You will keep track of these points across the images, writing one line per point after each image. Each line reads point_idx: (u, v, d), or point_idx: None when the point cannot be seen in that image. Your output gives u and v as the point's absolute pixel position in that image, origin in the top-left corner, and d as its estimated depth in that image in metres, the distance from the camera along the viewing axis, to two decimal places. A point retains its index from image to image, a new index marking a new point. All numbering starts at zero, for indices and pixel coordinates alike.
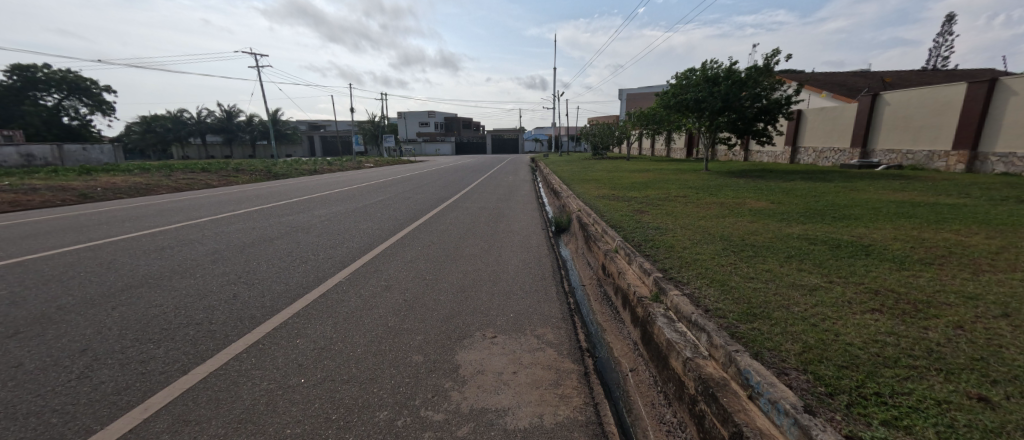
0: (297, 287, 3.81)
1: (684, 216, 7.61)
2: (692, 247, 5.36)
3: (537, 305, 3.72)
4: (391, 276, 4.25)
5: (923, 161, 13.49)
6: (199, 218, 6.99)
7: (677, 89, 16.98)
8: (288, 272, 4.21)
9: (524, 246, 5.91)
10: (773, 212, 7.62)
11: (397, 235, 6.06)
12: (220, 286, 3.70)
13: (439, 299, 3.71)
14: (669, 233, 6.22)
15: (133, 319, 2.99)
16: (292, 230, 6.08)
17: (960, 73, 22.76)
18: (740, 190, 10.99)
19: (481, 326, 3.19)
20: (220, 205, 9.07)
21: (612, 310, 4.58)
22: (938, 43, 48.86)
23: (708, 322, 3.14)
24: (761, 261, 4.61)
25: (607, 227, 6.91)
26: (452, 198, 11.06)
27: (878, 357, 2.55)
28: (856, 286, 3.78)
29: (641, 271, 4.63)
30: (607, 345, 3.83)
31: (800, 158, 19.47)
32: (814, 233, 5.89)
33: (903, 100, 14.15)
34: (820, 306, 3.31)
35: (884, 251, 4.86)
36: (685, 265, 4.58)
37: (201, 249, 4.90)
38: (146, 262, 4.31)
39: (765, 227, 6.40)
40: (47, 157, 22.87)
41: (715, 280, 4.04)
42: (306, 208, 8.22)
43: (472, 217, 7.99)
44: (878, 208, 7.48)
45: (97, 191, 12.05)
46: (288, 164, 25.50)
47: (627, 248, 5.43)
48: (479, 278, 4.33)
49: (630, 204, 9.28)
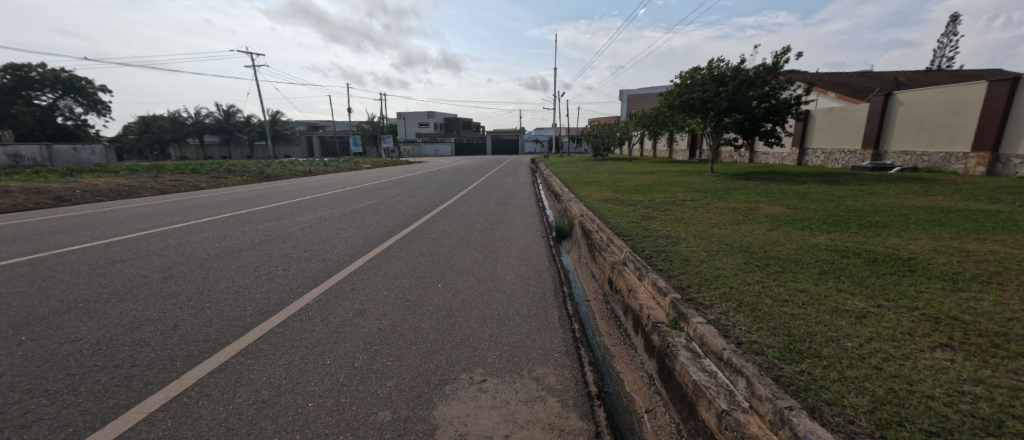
0: (255, 312, 3.24)
1: (695, 223, 7.06)
2: (710, 260, 4.79)
3: (535, 335, 3.16)
4: (368, 297, 3.67)
5: (939, 164, 12.94)
6: (170, 224, 6.42)
7: (682, 88, 16.43)
8: (247, 293, 3.64)
9: (523, 259, 5.34)
10: (792, 219, 7.07)
11: (382, 245, 5.50)
12: (161, 313, 3.14)
13: (420, 327, 3.14)
14: (682, 243, 5.66)
15: (36, 361, 2.42)
16: (267, 240, 5.53)
17: (971, 73, 22.20)
18: (751, 194, 10.44)
19: (469, 367, 2.62)
20: (198, 210, 8.51)
21: (622, 333, 4.03)
22: (943, 44, 48.22)
23: (744, 362, 2.57)
24: (792, 278, 4.05)
25: (612, 235, 6.36)
26: (448, 201, 10.50)
27: (975, 418, 2.00)
28: (910, 312, 3.21)
29: (655, 290, 4.07)
30: (617, 377, 3.28)
31: (807, 160, 18.91)
32: (842, 243, 5.33)
33: (916, 100, 13.62)
34: (878, 341, 2.75)
35: (929, 266, 4.30)
36: (705, 283, 4.02)
37: (158, 263, 4.35)
38: (85, 281, 3.75)
39: (787, 237, 5.84)
40: (36, 157, 22.33)
41: (743, 302, 3.49)
42: (289, 213, 7.66)
43: (467, 224, 7.44)
44: (906, 215, 6.92)
45: (75, 194, 11.47)
46: (282, 166, 24.90)
47: (637, 261, 4.87)
48: (471, 299, 3.76)
49: (636, 209, 8.70)
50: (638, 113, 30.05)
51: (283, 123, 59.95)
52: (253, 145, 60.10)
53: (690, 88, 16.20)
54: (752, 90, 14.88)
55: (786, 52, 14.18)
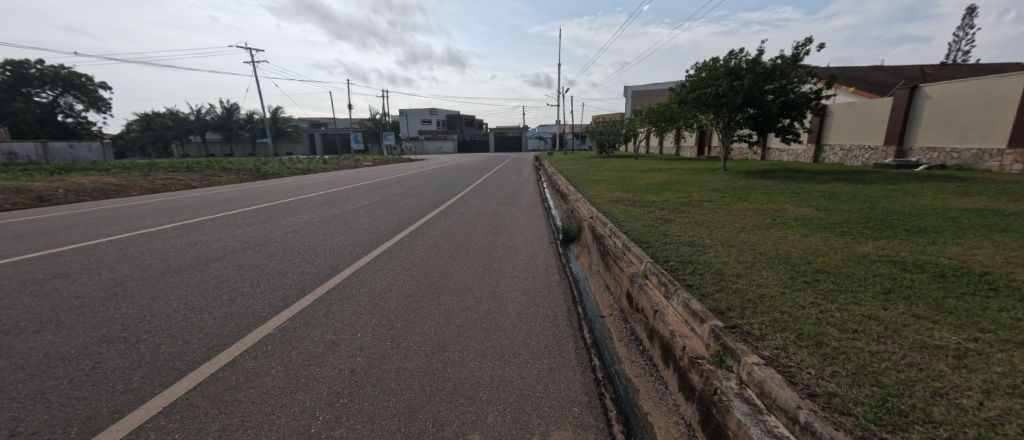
0: (199, 348, 2.61)
1: (720, 228, 6.39)
2: (747, 274, 4.10)
3: (546, 378, 2.52)
4: (346, 324, 3.04)
5: (971, 161, 12.19)
6: (138, 229, 5.80)
7: (697, 80, 15.59)
8: (196, 319, 2.99)
9: (529, 270, 4.69)
10: (826, 222, 6.39)
11: (370, 255, 4.86)
12: (82, 350, 2.52)
13: (403, 369, 2.50)
14: (710, 252, 5.00)
15: None
16: (242, 248, 4.92)
17: (990, 67, 21.27)
18: (772, 193, 9.77)
19: (462, 432, 2.00)
20: (179, 211, 7.90)
21: (647, 361, 3.39)
22: (959, 38, 46.83)
23: (832, 431, 1.92)
24: (854, 300, 3.37)
25: (627, 241, 5.67)
26: (447, 202, 9.86)
27: None
28: (1020, 350, 2.56)
29: (688, 313, 3.40)
30: (649, 423, 2.64)
31: (824, 157, 18.14)
32: (896, 253, 4.65)
33: (946, 94, 12.80)
34: (1002, 398, 2.09)
35: (1014, 284, 3.62)
36: (750, 305, 3.36)
37: (106, 279, 3.73)
38: (6, 303, 3.14)
39: (827, 245, 5.16)
40: (29, 155, 21.82)
41: (803, 335, 2.83)
42: (274, 216, 7.03)
43: (467, 228, 6.79)
44: (956, 219, 6.21)
45: (56, 193, 10.90)
46: (279, 163, 24.21)
47: (661, 274, 4.21)
48: (468, 327, 3.12)
49: (651, 211, 8.03)
50: (644, 109, 29.20)
51: (284, 120, 59.47)
52: (255, 143, 59.68)
53: (704, 80, 15.37)
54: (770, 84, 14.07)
55: (808, 43, 13.36)
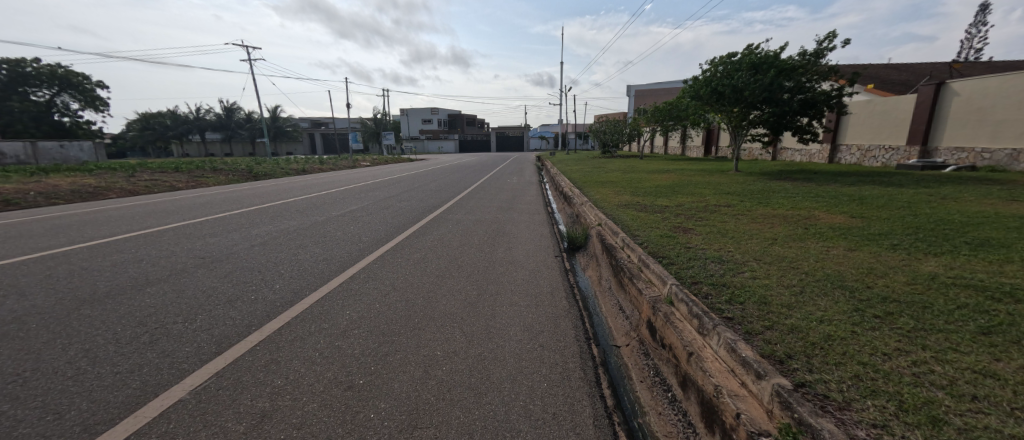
0: (69, 430, 1.86)
1: (747, 238, 5.66)
2: (800, 304, 3.34)
3: None
4: (288, 381, 2.30)
5: (1004, 162, 11.39)
6: (84, 241, 5.07)
7: (713, 75, 14.76)
8: (94, 375, 2.27)
9: (531, 295, 3.93)
10: (867, 233, 5.65)
11: (343, 275, 4.11)
12: None
13: None
14: (744, 270, 4.27)
15: None
16: (195, 266, 4.21)
17: (1009, 63, 20.42)
18: (794, 197, 9.02)
19: None
20: (144, 217, 7.13)
21: (680, 417, 2.63)
22: (971, 35, 45.43)
23: None
24: (951, 346, 2.61)
25: (644, 255, 4.91)
26: (444, 206, 9.13)
27: None
28: None
29: (735, 360, 2.64)
30: None
31: (840, 157, 17.34)
32: (970, 275, 3.88)
33: (977, 88, 11.94)
34: None
35: None
36: (819, 352, 2.60)
37: (5, 312, 3.00)
38: None
39: (881, 261, 4.40)
40: (18, 154, 21.16)
41: (907, 404, 2.07)
42: (246, 224, 6.30)
43: (462, 238, 6.05)
44: (1018, 229, 5.41)
45: (27, 196, 10.21)
46: (274, 164, 23.45)
47: (692, 302, 3.45)
48: (450, 386, 2.34)
49: (665, 217, 7.29)
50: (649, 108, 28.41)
51: (283, 119, 58.87)
52: (254, 143, 59.13)
53: (722, 75, 14.53)
54: (788, 80, 13.24)
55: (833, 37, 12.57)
